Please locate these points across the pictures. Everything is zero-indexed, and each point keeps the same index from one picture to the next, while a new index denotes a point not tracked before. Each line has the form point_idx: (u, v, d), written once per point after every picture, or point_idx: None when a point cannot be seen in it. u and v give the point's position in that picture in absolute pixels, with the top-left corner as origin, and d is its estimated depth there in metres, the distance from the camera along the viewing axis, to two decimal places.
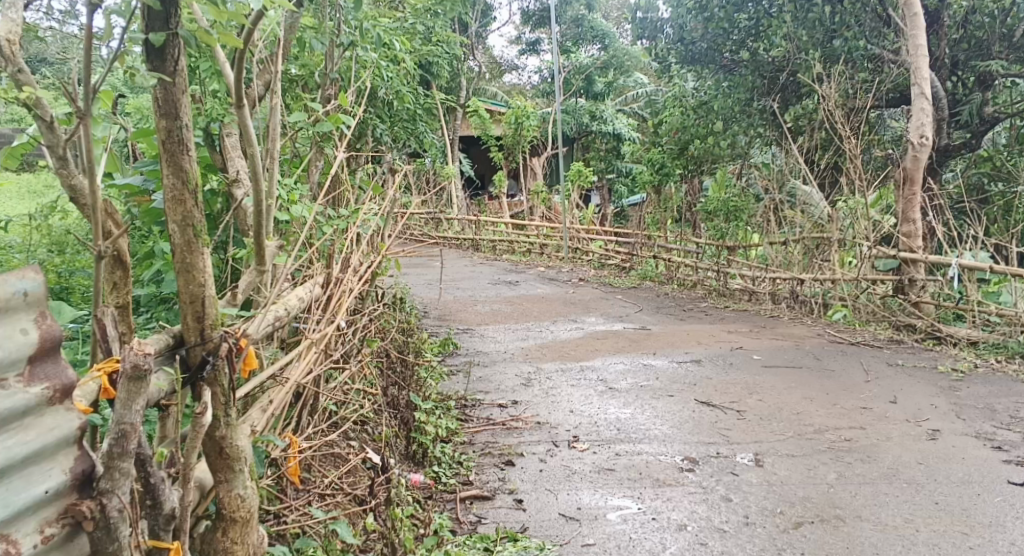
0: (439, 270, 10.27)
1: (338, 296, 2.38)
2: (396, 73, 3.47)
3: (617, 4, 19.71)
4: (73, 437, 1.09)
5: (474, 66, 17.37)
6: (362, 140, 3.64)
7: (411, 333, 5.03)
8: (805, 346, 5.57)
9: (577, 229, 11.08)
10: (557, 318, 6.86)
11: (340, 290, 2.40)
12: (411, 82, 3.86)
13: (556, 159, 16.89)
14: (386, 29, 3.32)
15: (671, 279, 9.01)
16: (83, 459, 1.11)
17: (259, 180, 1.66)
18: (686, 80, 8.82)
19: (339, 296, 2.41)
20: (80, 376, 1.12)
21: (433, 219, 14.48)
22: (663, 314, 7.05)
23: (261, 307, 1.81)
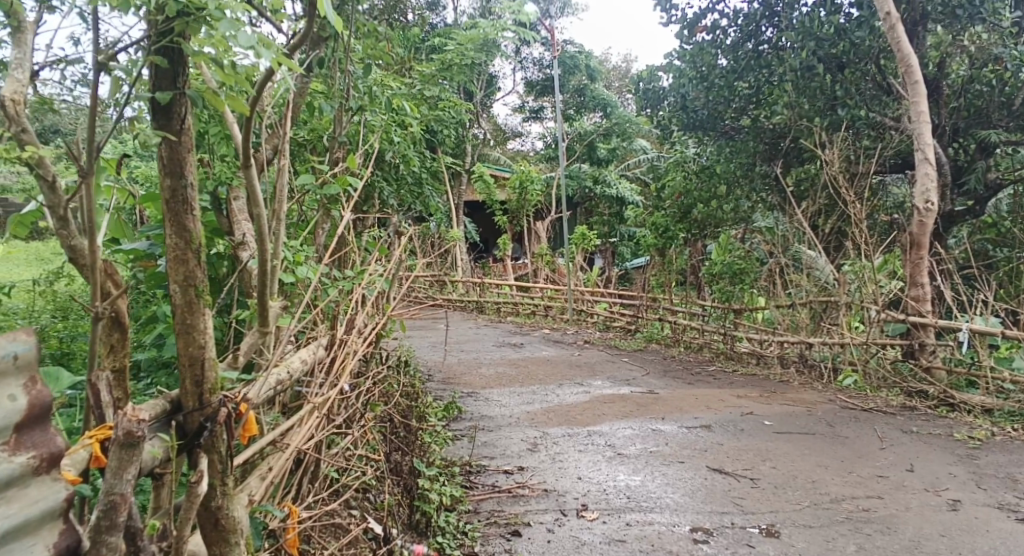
0: (443, 333, 10.22)
1: (342, 357, 2.31)
2: (404, 138, 3.50)
3: (619, 73, 20.16)
4: (58, 510, 1.13)
5: (480, 133, 17.68)
6: (370, 203, 3.64)
7: (413, 397, 4.95)
8: (817, 411, 5.46)
9: (582, 292, 11.05)
10: (562, 382, 6.76)
11: (344, 351, 2.32)
12: (417, 146, 3.89)
13: (561, 223, 17.02)
14: (395, 96, 3.36)
15: (677, 342, 8.93)
16: (67, 533, 1.15)
17: (265, 240, 1.64)
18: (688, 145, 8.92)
19: (344, 357, 2.34)
20: (67, 444, 1.16)
21: (438, 281, 14.49)
22: (670, 378, 6.95)
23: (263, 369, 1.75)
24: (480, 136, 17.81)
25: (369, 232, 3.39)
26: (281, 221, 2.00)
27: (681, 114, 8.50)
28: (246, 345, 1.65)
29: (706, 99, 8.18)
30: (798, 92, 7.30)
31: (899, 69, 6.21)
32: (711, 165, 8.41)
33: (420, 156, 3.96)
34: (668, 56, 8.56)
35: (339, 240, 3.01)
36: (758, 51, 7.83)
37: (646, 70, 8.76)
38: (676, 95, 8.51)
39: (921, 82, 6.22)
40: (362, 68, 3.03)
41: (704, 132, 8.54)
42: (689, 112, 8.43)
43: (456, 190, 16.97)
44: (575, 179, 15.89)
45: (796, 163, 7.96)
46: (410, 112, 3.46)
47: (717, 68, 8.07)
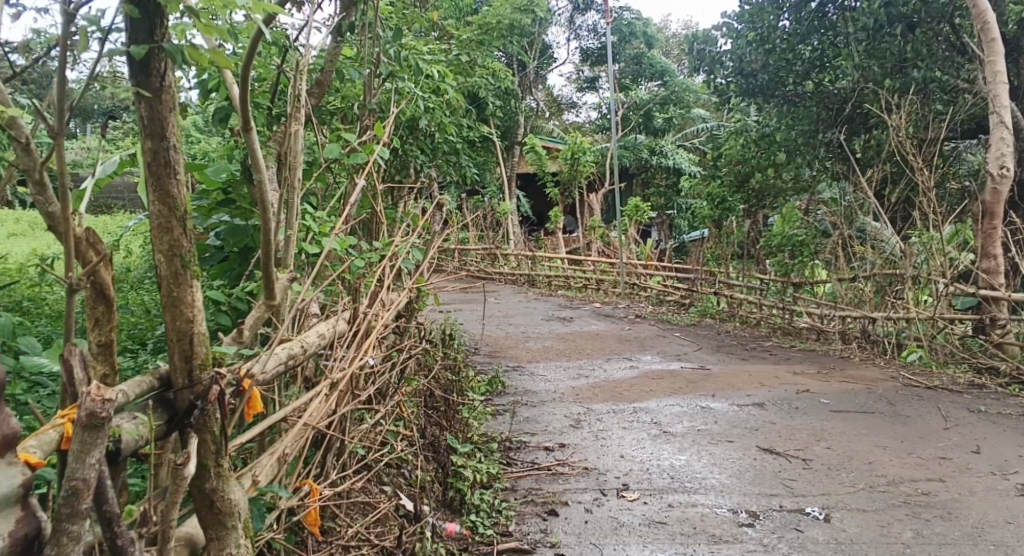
0: (494, 307, 10.17)
1: (365, 331, 2.23)
2: (439, 104, 3.39)
3: (677, 40, 19.56)
4: (14, 496, 0.99)
5: (533, 104, 17.44)
6: (405, 173, 3.56)
7: (454, 371, 4.90)
8: (878, 389, 5.19)
9: (635, 265, 10.83)
10: (611, 357, 6.63)
11: (367, 324, 2.24)
12: (455, 114, 3.77)
13: (615, 195, 16.72)
14: (427, 61, 3.24)
15: (733, 317, 8.67)
16: (26, 522, 1.01)
17: (267, 207, 1.55)
18: (747, 112, 8.54)
19: (367, 331, 2.25)
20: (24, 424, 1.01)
21: (491, 255, 14.45)
22: (723, 353, 6.73)
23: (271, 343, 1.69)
24: (534, 107, 17.57)
25: (402, 203, 3.31)
26: (295, 189, 1.94)
27: (739, 79, 8.14)
28: (250, 321, 1.57)
29: (765, 63, 7.80)
30: (864, 53, 6.88)
31: (975, 25, 5.77)
32: (770, 133, 8.05)
33: (459, 125, 3.85)
34: (725, 18, 8.18)
35: (368, 212, 2.95)
36: (822, 11, 7.40)
37: (703, 34, 8.40)
38: (734, 59, 8.14)
39: (1000, 39, 5.77)
40: (391, 31, 2.91)
41: (763, 99, 8.16)
42: (748, 78, 8.08)
43: (508, 163, 16.82)
44: (629, 149, 15.54)
45: (861, 128, 7.55)
46: (445, 79, 3.34)
47: (777, 30, 7.67)
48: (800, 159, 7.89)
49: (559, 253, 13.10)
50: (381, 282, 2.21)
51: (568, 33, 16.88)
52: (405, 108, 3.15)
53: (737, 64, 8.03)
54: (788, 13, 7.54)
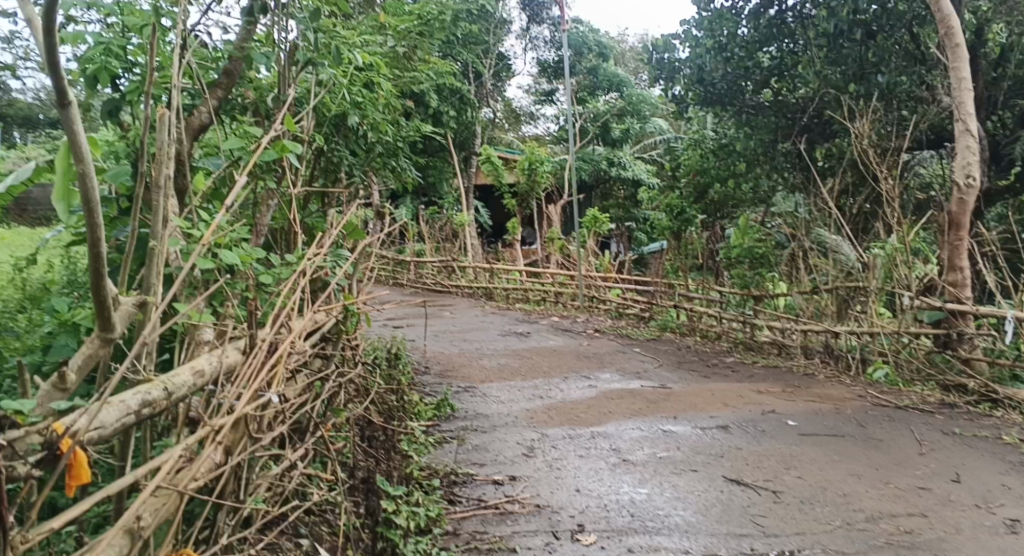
0: (447, 322, 9.76)
1: (260, 359, 1.79)
2: (372, 100, 3.02)
3: (635, 53, 19.51)
4: None
5: (489, 114, 17.13)
6: (334, 177, 3.15)
7: (393, 397, 4.52)
8: (845, 409, 4.95)
9: (594, 278, 10.53)
10: (569, 375, 6.29)
11: (262, 351, 1.81)
12: (394, 114, 3.41)
13: (573, 207, 16.48)
14: (351, 45, 2.87)
15: (693, 332, 8.42)
16: None
17: (95, 207, 1.13)
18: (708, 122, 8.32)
19: (262, 359, 1.82)
20: None
21: (446, 267, 14.02)
22: (685, 371, 6.45)
23: (117, 393, 1.27)
24: (490, 118, 17.26)
25: (326, 210, 2.94)
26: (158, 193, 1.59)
27: (698, 87, 7.89)
28: (79, 362, 1.18)
29: (725, 70, 7.57)
30: (827, 63, 6.73)
31: (940, 31, 5.63)
32: (730, 142, 7.85)
33: (397, 125, 3.48)
34: (684, 24, 7.93)
35: (283, 221, 2.59)
36: (781, 19, 7.23)
37: (661, 41, 8.15)
38: (693, 67, 7.90)
39: (964, 46, 5.64)
40: (311, 13, 2.54)
41: (723, 108, 7.95)
42: (708, 85, 7.81)
43: (465, 174, 16.47)
44: (587, 161, 15.33)
45: (823, 139, 7.38)
46: (379, 70, 2.98)
47: (737, 37, 7.47)
48: (759, 169, 7.73)
49: (516, 265, 12.74)
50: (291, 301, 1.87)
51: (524, 44, 16.64)
52: (323, 102, 2.80)
53: (697, 70, 7.79)
54: (749, 20, 7.33)
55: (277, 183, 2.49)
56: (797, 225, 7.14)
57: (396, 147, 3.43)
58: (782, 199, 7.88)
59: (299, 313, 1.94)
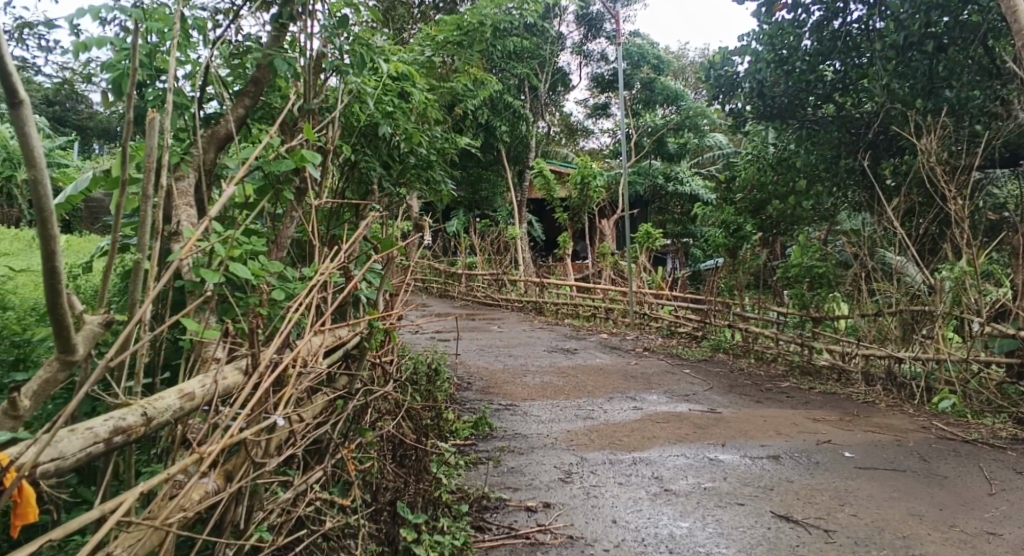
0: (494, 337, 9.66)
1: (260, 384, 1.69)
2: (405, 110, 2.93)
3: (694, 67, 19.20)
4: None
5: (544, 128, 17.06)
6: (365, 189, 3.05)
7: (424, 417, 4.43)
8: (908, 442, 4.63)
9: (645, 295, 10.29)
10: (614, 395, 6.09)
11: (263, 375, 1.71)
12: (428, 126, 3.33)
13: (627, 222, 16.24)
14: (380, 53, 2.79)
15: (748, 354, 8.11)
16: None
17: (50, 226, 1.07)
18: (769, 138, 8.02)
19: (263, 383, 1.71)
20: None
21: (496, 281, 13.95)
22: (736, 394, 6.18)
23: (70, 429, 1.22)
24: (545, 131, 17.19)
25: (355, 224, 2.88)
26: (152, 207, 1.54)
27: (756, 101, 7.61)
28: (36, 388, 1.19)
29: (786, 84, 7.29)
30: (895, 77, 6.40)
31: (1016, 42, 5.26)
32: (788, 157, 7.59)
33: (431, 138, 3.39)
34: (743, 37, 7.67)
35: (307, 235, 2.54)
36: (845, 31, 6.93)
37: (718, 57, 7.88)
38: (752, 80, 7.63)
39: None
40: (335, 19, 2.48)
41: (781, 124, 7.66)
42: (767, 99, 7.53)
43: (519, 188, 16.46)
44: (641, 175, 15.09)
45: (889, 155, 7.02)
46: (411, 82, 2.91)
47: (798, 50, 7.17)
48: (820, 186, 7.43)
49: (567, 280, 12.57)
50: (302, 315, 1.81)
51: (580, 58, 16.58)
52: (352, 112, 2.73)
53: (756, 85, 7.51)
54: (813, 32, 7.03)
55: (299, 196, 2.43)
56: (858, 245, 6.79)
57: (434, 161, 3.35)
58: (845, 217, 7.58)
59: (312, 328, 1.89)
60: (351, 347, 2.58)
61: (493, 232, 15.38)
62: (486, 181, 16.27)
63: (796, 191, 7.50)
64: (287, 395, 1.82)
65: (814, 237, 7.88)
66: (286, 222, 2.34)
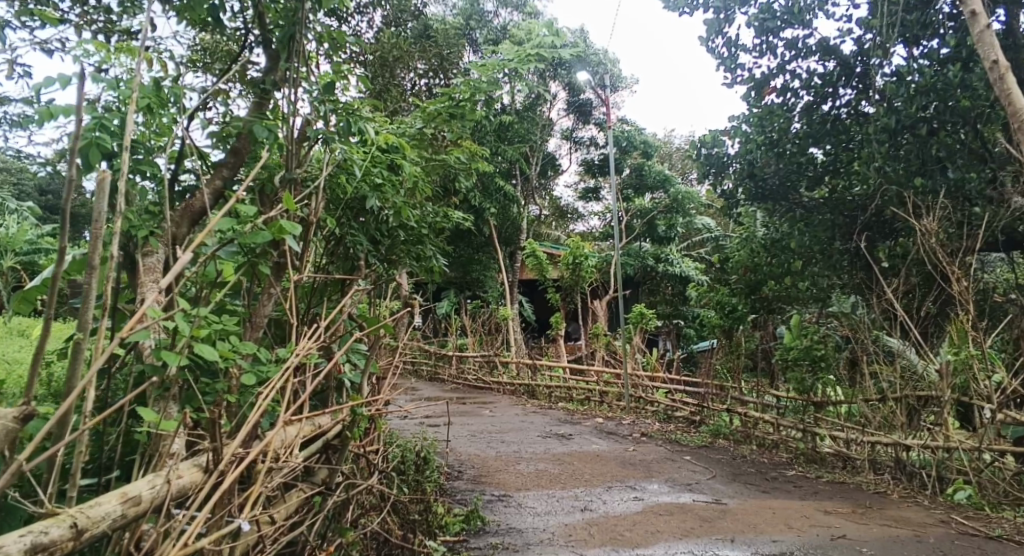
0: (485, 421, 9.33)
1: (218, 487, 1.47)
2: (391, 182, 2.78)
3: (682, 154, 19.57)
4: None
5: (535, 210, 17.17)
6: (343, 263, 2.83)
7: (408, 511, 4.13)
8: (928, 537, 4.34)
9: (640, 377, 10.04)
10: (612, 484, 5.78)
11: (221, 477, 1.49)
12: (419, 202, 3.20)
13: (619, 304, 16.14)
14: (364, 120, 2.67)
15: (749, 440, 7.83)
16: None
17: None
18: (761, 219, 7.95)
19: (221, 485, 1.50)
20: None
21: (487, 362, 13.66)
22: (741, 484, 5.89)
23: None
24: (535, 214, 17.30)
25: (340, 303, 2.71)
26: (91, 274, 1.38)
27: (748, 182, 7.60)
28: None
29: (778, 165, 7.30)
30: (890, 160, 6.40)
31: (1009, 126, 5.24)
32: (782, 238, 7.45)
33: (422, 213, 3.26)
34: (733, 119, 7.74)
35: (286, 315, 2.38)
36: (835, 115, 7.00)
37: (708, 137, 7.94)
38: (743, 162, 7.65)
39: None
40: (321, 88, 2.41)
41: (773, 205, 7.63)
42: (758, 180, 7.51)
43: (511, 269, 16.41)
44: (632, 257, 15.07)
45: (886, 237, 6.97)
46: (402, 155, 2.81)
47: (788, 132, 7.22)
48: (815, 267, 7.28)
49: (559, 362, 12.31)
50: (273, 403, 1.63)
51: (570, 142, 16.87)
52: (337, 184, 2.61)
53: (747, 165, 7.52)
54: (803, 115, 7.12)
55: (278, 273, 2.27)
56: (850, 327, 6.60)
57: (426, 237, 3.21)
58: (838, 300, 7.40)
59: (285, 417, 1.71)
60: (331, 436, 2.39)
61: (484, 313, 15.20)
62: (478, 262, 16.22)
63: (791, 272, 7.40)
64: (255, 494, 1.63)
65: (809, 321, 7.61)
66: (264, 299, 2.18)
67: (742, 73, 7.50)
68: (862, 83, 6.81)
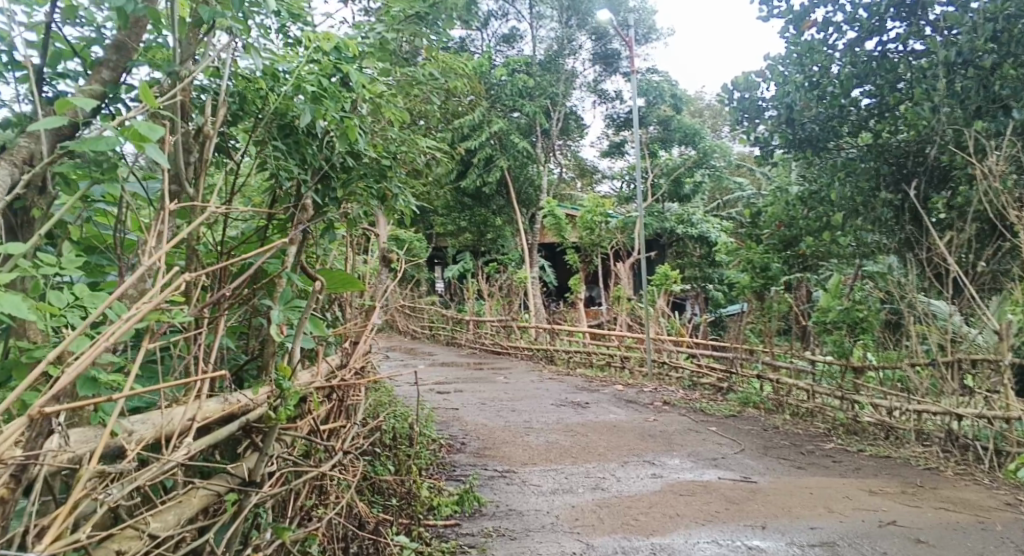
0: (499, 388, 8.84)
1: None
2: (324, 90, 2.17)
3: (713, 111, 18.70)
4: None
5: (556, 169, 16.52)
6: (281, 195, 2.30)
7: (386, 494, 3.71)
8: (993, 524, 3.73)
9: (663, 341, 9.44)
10: (628, 459, 5.23)
11: None
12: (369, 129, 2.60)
13: (642, 266, 15.47)
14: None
15: (781, 410, 7.22)
16: None
17: None
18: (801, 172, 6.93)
19: None
20: None
21: (504, 327, 13.13)
22: (771, 459, 5.32)
23: None
24: (556, 173, 16.61)
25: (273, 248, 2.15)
26: None
27: (784, 129, 6.70)
28: None
29: (817, 109, 6.43)
30: (949, 96, 5.62)
31: None
32: (821, 189, 6.65)
33: (379, 142, 2.67)
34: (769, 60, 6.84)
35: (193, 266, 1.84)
36: (881, 53, 6.14)
37: (741, 78, 6.95)
38: (779, 107, 6.74)
39: None
40: None
41: (812, 156, 6.74)
42: (796, 126, 6.64)
43: (530, 231, 15.80)
44: (654, 217, 14.35)
45: (937, 186, 6.17)
46: (343, 65, 2.26)
47: (827, 76, 6.39)
48: (857, 221, 6.45)
49: (579, 325, 11.73)
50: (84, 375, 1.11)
51: (594, 97, 16.06)
52: (251, 97, 2.06)
53: (785, 110, 6.62)
54: (843, 56, 6.27)
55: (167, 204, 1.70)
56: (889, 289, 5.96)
57: (387, 168, 2.68)
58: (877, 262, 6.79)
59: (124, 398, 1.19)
60: (254, 415, 1.87)
61: (502, 276, 14.64)
62: (495, 224, 15.62)
63: (830, 226, 6.56)
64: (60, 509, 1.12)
65: (846, 282, 7.03)
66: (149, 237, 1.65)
67: (779, 6, 6.71)
68: (915, 15, 5.86)
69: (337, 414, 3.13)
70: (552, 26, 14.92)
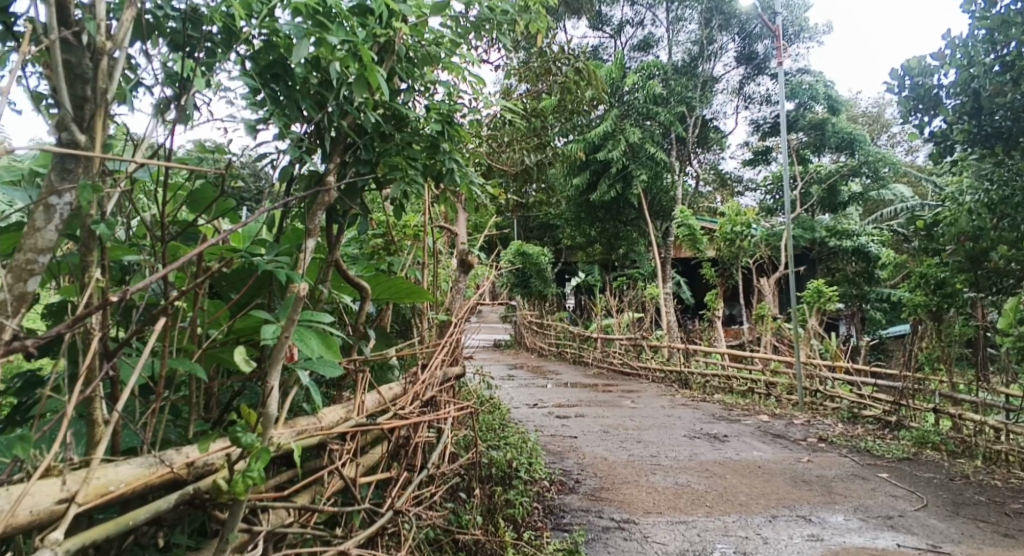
0: (625, 415, 7.99)
1: None
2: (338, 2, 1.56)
3: (870, 118, 16.96)
4: None
5: (691, 179, 15.46)
6: (285, 165, 1.70)
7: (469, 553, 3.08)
8: None
9: (815, 366, 8.23)
10: (776, 513, 4.26)
11: None
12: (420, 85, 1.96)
13: (789, 282, 14.04)
14: None
15: (971, 454, 5.87)
16: None
17: None
18: (982, 174, 4.74)
19: None
20: None
21: (634, 347, 12.19)
22: (968, 522, 4.14)
23: None
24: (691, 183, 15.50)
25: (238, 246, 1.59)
26: None
27: (968, 121, 4.54)
28: None
29: (1014, 95, 4.24)
30: None
31: None
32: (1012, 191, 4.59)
33: (433, 103, 2.02)
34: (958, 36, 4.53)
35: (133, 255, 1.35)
36: None
37: (914, 59, 4.76)
38: (962, 96, 4.53)
39: None
40: None
41: (1003, 157, 4.55)
42: (984, 116, 4.46)
43: (663, 245, 14.73)
44: (803, 229, 12.90)
45: None
46: None
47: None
48: None
49: (716, 346, 10.60)
50: None
51: (737, 101, 14.88)
52: (218, 17, 1.48)
53: (970, 98, 4.46)
54: None
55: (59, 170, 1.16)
56: None
57: (439, 137, 2.00)
58: None
59: None
60: (203, 482, 1.29)
61: (633, 292, 13.74)
62: (627, 237, 14.73)
63: None
64: None
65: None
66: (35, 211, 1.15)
67: None
68: None
69: (396, 458, 2.51)
70: (691, 26, 13.83)
